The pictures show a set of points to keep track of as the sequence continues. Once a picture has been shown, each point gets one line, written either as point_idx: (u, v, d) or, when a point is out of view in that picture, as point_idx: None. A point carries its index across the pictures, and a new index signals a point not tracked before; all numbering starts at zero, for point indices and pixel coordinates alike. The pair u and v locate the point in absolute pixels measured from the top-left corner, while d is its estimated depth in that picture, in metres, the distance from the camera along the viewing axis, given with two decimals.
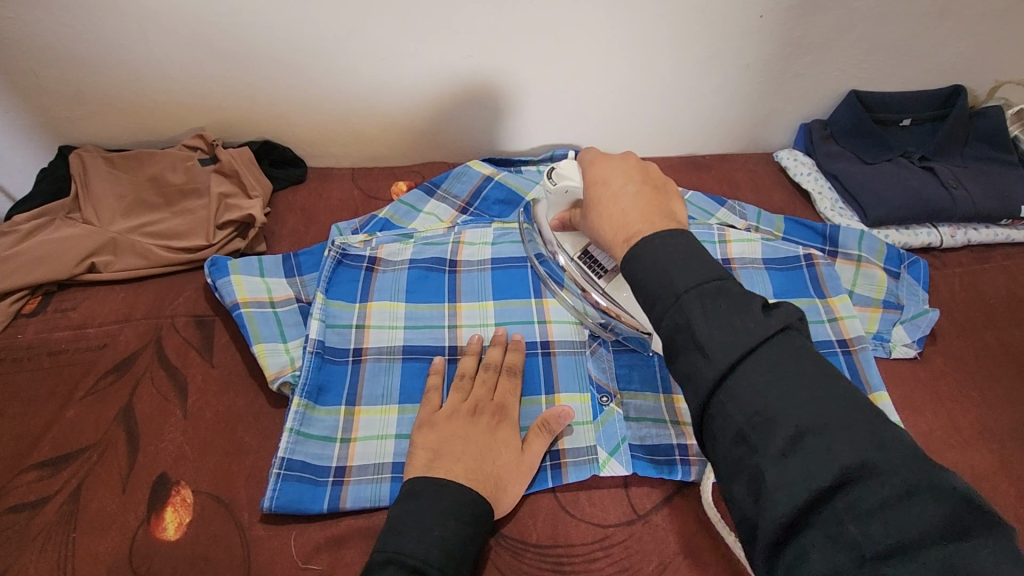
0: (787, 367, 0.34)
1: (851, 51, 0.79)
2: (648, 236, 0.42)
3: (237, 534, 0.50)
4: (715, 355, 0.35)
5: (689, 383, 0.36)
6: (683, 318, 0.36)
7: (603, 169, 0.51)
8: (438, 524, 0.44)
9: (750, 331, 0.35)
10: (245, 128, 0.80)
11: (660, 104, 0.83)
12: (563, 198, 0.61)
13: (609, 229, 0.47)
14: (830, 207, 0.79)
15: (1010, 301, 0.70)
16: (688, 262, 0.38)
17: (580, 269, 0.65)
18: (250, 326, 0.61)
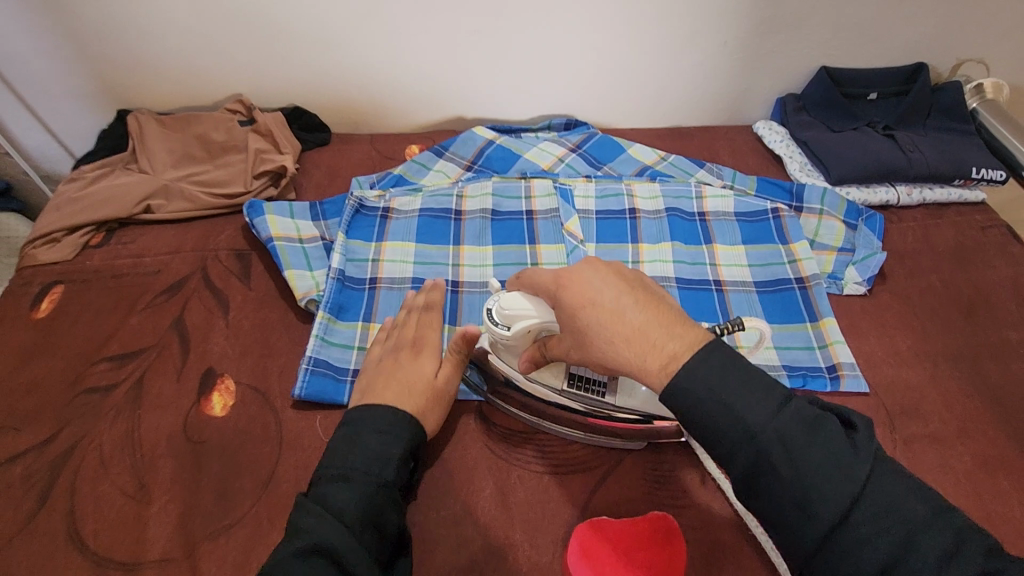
0: (888, 509, 0.38)
1: (819, 30, 0.87)
2: (692, 363, 0.42)
3: (271, 415, 0.60)
4: (816, 502, 0.39)
5: (794, 530, 0.40)
6: (769, 464, 0.40)
7: (586, 287, 0.46)
8: (362, 440, 0.49)
9: (849, 477, 0.39)
10: (278, 95, 0.91)
11: (647, 79, 0.92)
12: (522, 339, 0.55)
13: (632, 355, 0.44)
14: (799, 168, 0.88)
15: (956, 250, 0.78)
16: (755, 394, 0.41)
17: (579, 401, 0.56)
18: (282, 255, 0.71)
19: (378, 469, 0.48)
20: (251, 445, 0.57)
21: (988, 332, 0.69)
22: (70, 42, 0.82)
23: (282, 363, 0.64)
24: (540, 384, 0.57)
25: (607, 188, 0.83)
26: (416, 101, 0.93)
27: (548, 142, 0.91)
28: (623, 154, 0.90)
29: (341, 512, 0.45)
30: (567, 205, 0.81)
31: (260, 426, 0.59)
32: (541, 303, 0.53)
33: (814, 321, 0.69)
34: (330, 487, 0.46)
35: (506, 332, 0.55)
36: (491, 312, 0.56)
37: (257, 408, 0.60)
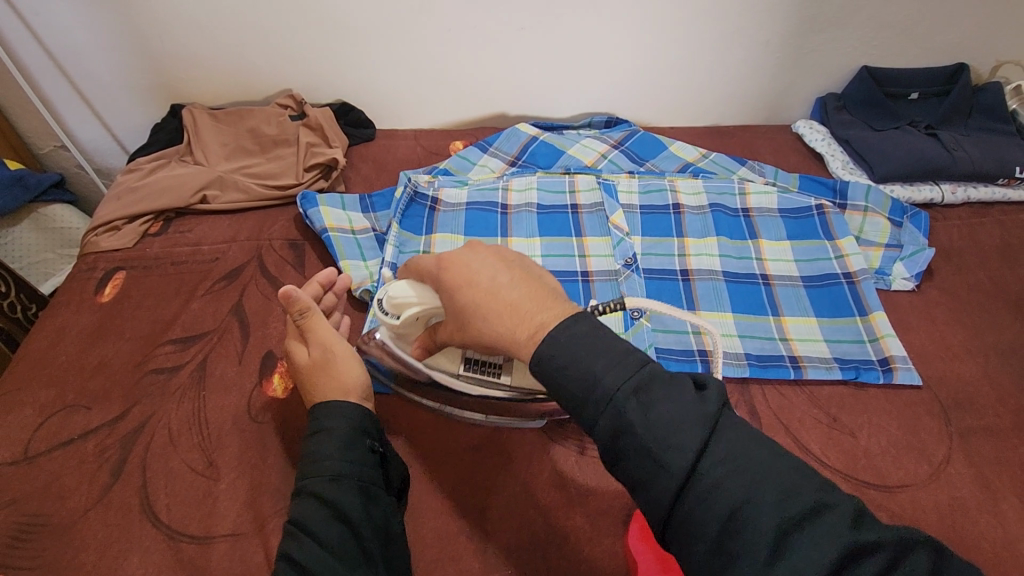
0: (738, 459, 0.36)
1: (862, 29, 0.88)
2: (557, 335, 0.41)
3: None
4: (666, 454, 0.36)
5: (648, 487, 0.37)
6: (623, 421, 0.38)
7: (467, 263, 0.47)
8: (325, 451, 0.47)
9: (696, 429, 0.37)
10: (327, 91, 0.93)
11: (687, 77, 0.93)
12: (411, 327, 0.55)
13: (506, 325, 0.44)
14: (841, 166, 0.88)
15: (1003, 248, 0.78)
16: (608, 351, 0.40)
17: (476, 386, 0.56)
18: (337, 246, 0.73)
19: (349, 480, 0.46)
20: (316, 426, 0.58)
21: None
22: (131, 38, 0.85)
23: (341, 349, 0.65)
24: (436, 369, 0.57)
25: (651, 184, 0.85)
26: (460, 98, 0.95)
27: (590, 139, 0.92)
28: (665, 151, 0.91)
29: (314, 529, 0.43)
30: (611, 199, 0.83)
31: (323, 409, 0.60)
32: (422, 290, 0.53)
33: (864, 315, 0.70)
34: (296, 503, 0.45)
35: (394, 321, 0.54)
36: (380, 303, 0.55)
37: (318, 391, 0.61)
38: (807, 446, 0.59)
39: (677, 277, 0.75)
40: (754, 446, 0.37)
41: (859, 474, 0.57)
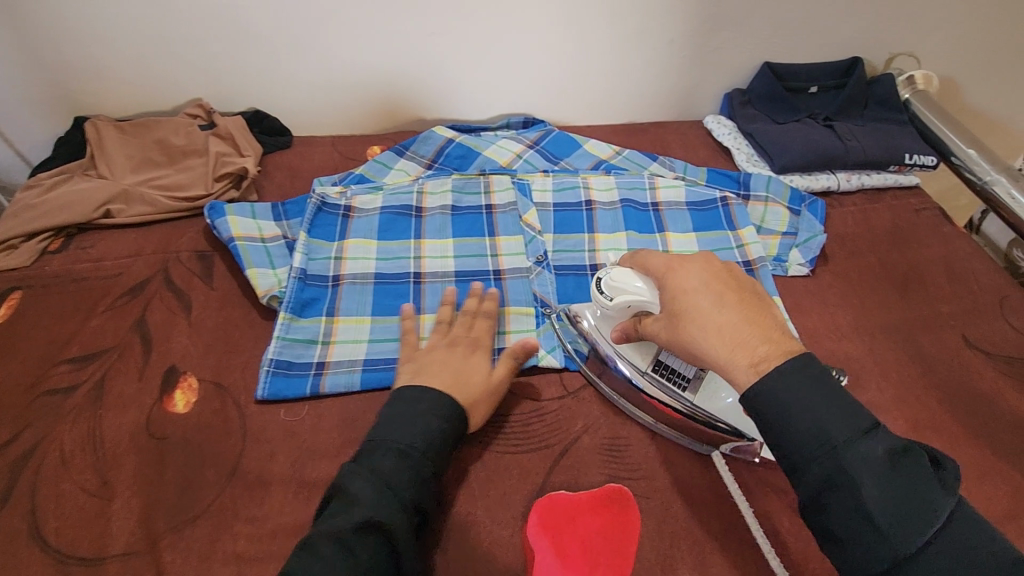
0: (966, 540, 0.40)
1: (760, 27, 0.92)
2: (781, 367, 0.45)
3: (467, 366, 0.60)
4: (888, 528, 0.40)
5: (854, 546, 0.41)
6: (846, 479, 0.41)
7: (687, 278, 0.52)
8: (422, 418, 0.53)
9: (932, 505, 0.40)
10: (238, 99, 0.92)
11: (600, 77, 0.96)
12: (623, 311, 0.61)
13: (721, 347, 0.48)
14: (746, 159, 0.92)
15: (893, 231, 0.83)
16: (844, 411, 0.43)
17: (656, 387, 0.60)
18: (243, 255, 0.72)
19: (430, 448, 0.52)
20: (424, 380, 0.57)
21: (922, 305, 0.73)
22: (23, 49, 0.82)
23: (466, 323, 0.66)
24: (626, 360, 0.62)
25: (564, 182, 0.86)
26: (376, 104, 0.95)
27: (507, 139, 0.94)
28: (579, 149, 0.93)
29: (386, 478, 0.49)
30: (524, 198, 0.85)
31: (481, 375, 0.60)
32: (651, 287, 0.59)
33: None
34: (378, 462, 0.50)
35: (609, 302, 0.61)
36: (601, 282, 0.62)
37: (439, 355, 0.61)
38: None
39: (586, 272, 0.78)
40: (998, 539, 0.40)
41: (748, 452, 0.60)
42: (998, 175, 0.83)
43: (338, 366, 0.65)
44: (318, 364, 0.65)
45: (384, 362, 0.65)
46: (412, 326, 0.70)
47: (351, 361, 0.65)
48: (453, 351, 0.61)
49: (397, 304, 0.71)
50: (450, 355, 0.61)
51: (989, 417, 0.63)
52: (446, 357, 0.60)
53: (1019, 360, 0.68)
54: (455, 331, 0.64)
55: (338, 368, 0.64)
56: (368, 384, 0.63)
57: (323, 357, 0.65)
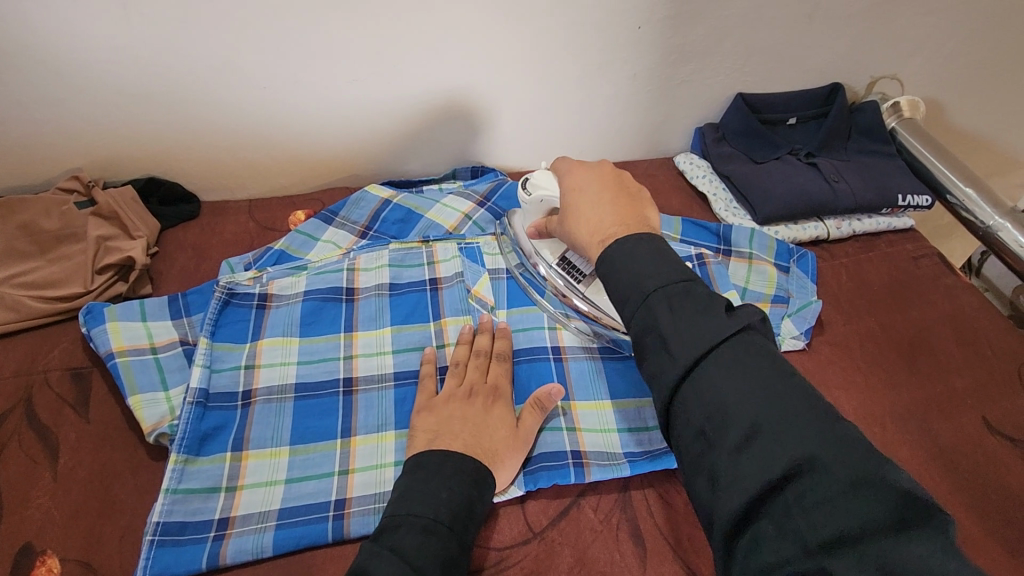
0: (755, 375, 0.39)
1: (732, 56, 0.81)
2: (627, 238, 0.49)
3: (490, 420, 0.55)
4: (678, 351, 0.41)
5: (658, 378, 0.42)
6: (651, 318, 0.43)
7: (579, 179, 0.60)
8: (443, 487, 0.48)
9: (718, 337, 0.40)
10: (128, 166, 0.77)
11: (554, 117, 0.84)
12: (538, 207, 0.66)
13: (586, 234, 0.56)
14: (724, 207, 0.81)
15: (892, 286, 0.73)
16: (658, 268, 0.46)
17: (560, 275, 0.69)
18: (125, 376, 0.58)
19: (457, 521, 0.46)
20: (442, 444, 0.52)
21: (935, 381, 0.64)
22: None
23: (479, 365, 0.61)
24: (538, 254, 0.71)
25: None
26: (297, 160, 0.82)
27: (453, 195, 0.81)
28: None
29: (411, 560, 0.42)
30: (475, 265, 0.73)
31: (506, 428, 0.55)
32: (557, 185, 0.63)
33: None
34: (393, 535, 0.44)
35: (527, 197, 0.66)
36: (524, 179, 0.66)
37: (458, 407, 0.56)
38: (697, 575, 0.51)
39: (549, 356, 0.65)
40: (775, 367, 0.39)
41: None
42: (1002, 219, 0.74)
43: (245, 523, 0.51)
44: (219, 522, 0.51)
45: (304, 512, 0.52)
46: (342, 454, 0.56)
47: (263, 513, 0.52)
48: (472, 402, 0.57)
49: (323, 426, 0.58)
50: (469, 407, 0.56)
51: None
52: (464, 409, 0.56)
53: None
54: (471, 377, 0.60)
55: (245, 527, 0.51)
56: (283, 547, 0.50)
57: (226, 512, 0.52)
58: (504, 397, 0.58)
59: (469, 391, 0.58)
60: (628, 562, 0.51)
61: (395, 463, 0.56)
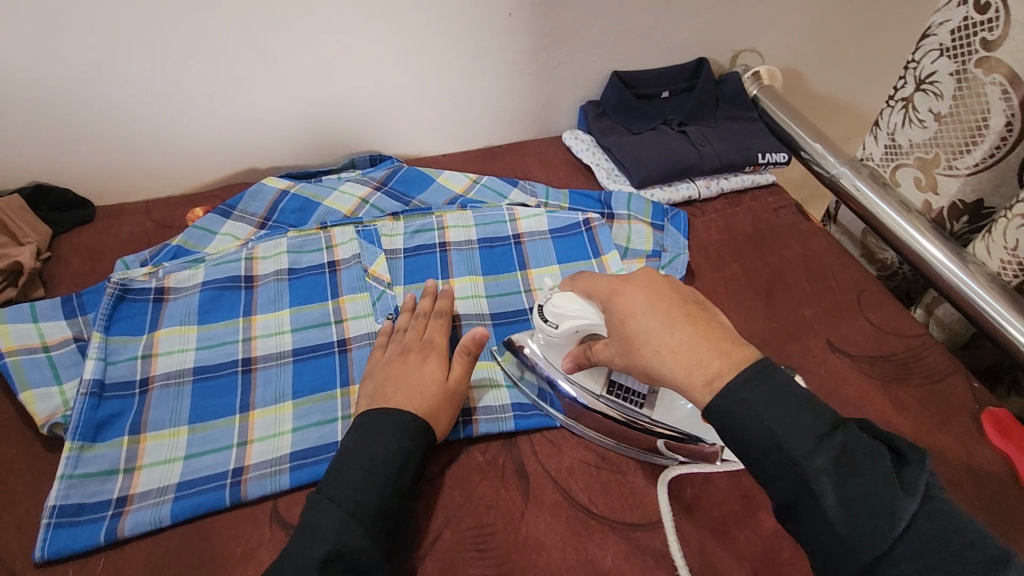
0: (935, 535, 0.38)
1: (601, 38, 0.88)
2: (732, 383, 0.42)
3: (422, 375, 0.58)
4: (847, 528, 0.39)
5: (825, 543, 0.40)
6: (811, 489, 0.40)
7: (632, 300, 0.48)
8: (381, 446, 0.52)
9: (898, 507, 0.38)
10: (11, 173, 0.76)
11: (446, 103, 0.89)
12: (569, 338, 0.58)
13: (676, 369, 0.44)
14: (606, 176, 0.88)
15: (755, 234, 0.82)
16: (804, 418, 0.41)
17: (613, 406, 0.58)
18: (15, 375, 0.59)
19: (392, 469, 0.51)
20: (377, 404, 0.56)
21: (787, 312, 0.72)
22: None
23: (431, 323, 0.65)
24: (576, 385, 0.60)
25: (416, 224, 0.80)
26: (192, 160, 0.83)
27: (351, 183, 0.85)
28: (433, 184, 0.86)
29: (347, 506, 0.48)
30: (371, 247, 0.77)
31: (436, 385, 0.58)
32: (597, 313, 0.55)
33: None
34: (331, 482, 0.49)
35: (553, 330, 0.58)
36: (540, 309, 0.59)
37: (394, 368, 0.60)
38: (574, 496, 0.56)
39: None
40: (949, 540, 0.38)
41: (625, 518, 0.55)
42: (844, 167, 0.82)
43: (144, 499, 0.54)
44: (118, 499, 0.53)
45: (203, 482, 0.55)
46: (242, 427, 0.59)
47: (162, 487, 0.54)
48: (405, 361, 0.60)
49: (222, 404, 0.61)
50: (404, 365, 0.60)
51: None
52: (399, 368, 0.59)
53: (881, 358, 0.67)
54: (409, 338, 0.63)
55: (143, 502, 0.53)
56: (181, 516, 0.52)
57: (126, 489, 0.54)
58: (437, 349, 0.62)
59: (404, 351, 0.61)
60: (510, 493, 0.56)
61: (292, 430, 0.59)
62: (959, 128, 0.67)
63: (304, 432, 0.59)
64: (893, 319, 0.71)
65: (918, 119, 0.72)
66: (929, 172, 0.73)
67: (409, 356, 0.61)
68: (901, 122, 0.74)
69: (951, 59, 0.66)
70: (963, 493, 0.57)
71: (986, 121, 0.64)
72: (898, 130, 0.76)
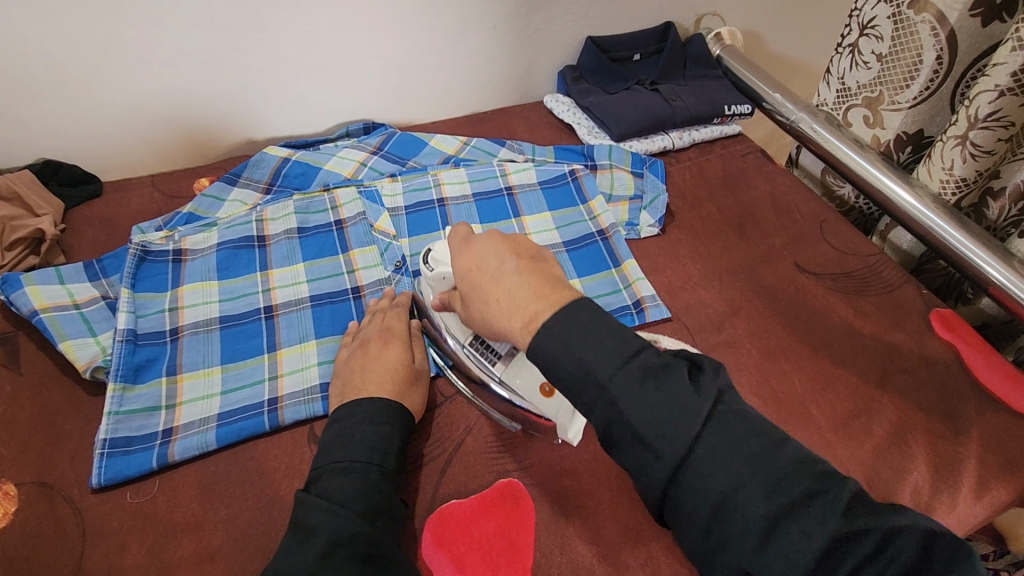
0: (729, 430, 0.42)
1: (575, 4, 0.94)
2: (548, 324, 0.45)
3: (385, 358, 0.60)
4: (659, 444, 0.42)
5: (646, 469, 0.43)
6: (615, 401, 0.43)
7: (473, 253, 0.52)
8: (360, 431, 0.54)
9: (695, 410, 0.42)
10: (19, 150, 0.79)
11: (432, 70, 0.94)
12: (440, 283, 0.59)
13: (503, 316, 0.48)
14: (587, 132, 0.94)
15: (725, 178, 0.89)
16: (610, 342, 0.44)
17: (471, 358, 0.60)
18: (52, 328, 0.62)
19: (378, 455, 0.53)
20: (362, 392, 0.58)
21: (758, 242, 0.80)
22: None
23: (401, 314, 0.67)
24: (451, 335, 0.62)
25: (415, 183, 0.85)
26: (193, 134, 0.87)
27: (348, 149, 0.89)
28: (426, 147, 0.91)
29: (337, 501, 0.49)
30: (374, 205, 0.81)
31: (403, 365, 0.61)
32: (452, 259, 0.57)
33: (618, 266, 0.76)
34: (320, 483, 0.51)
35: (427, 273, 0.60)
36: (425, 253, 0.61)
37: (354, 359, 0.61)
38: None
39: None
40: (740, 445, 0.41)
41: None
42: (802, 113, 0.90)
43: (188, 429, 0.58)
44: (164, 430, 0.58)
45: (241, 412, 0.59)
46: (271, 364, 0.64)
47: (203, 419, 0.59)
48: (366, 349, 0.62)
49: (250, 346, 0.65)
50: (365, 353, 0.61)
51: (824, 330, 0.70)
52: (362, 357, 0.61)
53: (843, 275, 0.76)
54: (366, 330, 0.65)
55: (188, 431, 0.58)
56: (225, 440, 0.57)
57: (170, 422, 0.59)
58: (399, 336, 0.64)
59: (361, 341, 0.63)
60: None
61: (318, 363, 0.64)
62: (898, 66, 0.75)
63: (330, 364, 0.64)
64: (853, 242, 0.79)
65: (863, 62, 0.80)
66: (875, 109, 0.82)
67: (371, 343, 0.62)
68: (849, 66, 0.83)
69: (886, 4, 0.74)
70: (917, 377, 0.65)
71: (920, 56, 0.72)
72: (847, 74, 0.84)
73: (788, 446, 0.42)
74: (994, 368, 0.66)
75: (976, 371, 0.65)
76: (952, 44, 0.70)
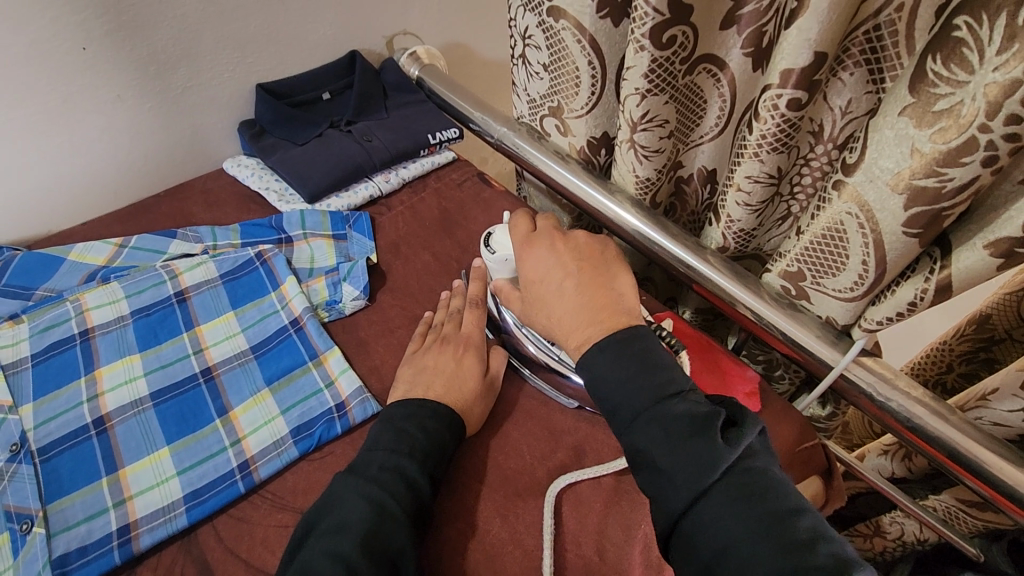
0: (745, 487, 0.41)
1: (222, 53, 0.79)
2: (595, 353, 0.49)
3: (462, 372, 0.60)
4: (674, 477, 0.43)
5: (662, 498, 0.44)
6: (644, 431, 0.45)
7: (537, 262, 0.57)
8: (349, 515, 0.47)
9: (716, 461, 0.42)
10: None
11: (54, 163, 0.75)
12: (502, 266, 0.63)
13: (559, 329, 0.54)
14: (278, 196, 0.81)
15: (442, 216, 0.81)
16: (650, 378, 0.47)
17: (534, 342, 0.62)
18: None
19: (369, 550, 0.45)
20: None
21: None
22: None
23: (453, 320, 0.66)
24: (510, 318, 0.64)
25: (44, 320, 0.65)
26: None
27: None
28: (63, 265, 0.70)
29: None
30: None
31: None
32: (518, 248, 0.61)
33: (317, 359, 0.64)
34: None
35: (491, 256, 0.63)
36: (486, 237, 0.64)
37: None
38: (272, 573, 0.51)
39: (87, 434, 0.58)
40: (756, 503, 0.41)
41: None
42: (504, 129, 0.83)
43: None
44: None
45: None
46: None
47: None
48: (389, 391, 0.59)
49: None
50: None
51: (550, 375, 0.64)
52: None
53: None
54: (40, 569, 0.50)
55: None
56: None
57: None
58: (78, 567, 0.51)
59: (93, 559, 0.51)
60: None
61: None
62: (563, 75, 0.71)
63: None
64: None
65: (535, 72, 0.75)
66: (561, 118, 0.77)
67: (450, 351, 0.62)
68: (526, 76, 0.77)
69: (532, 13, 0.68)
70: None
71: (576, 64, 0.68)
72: (528, 86, 0.79)
73: (809, 525, 0.40)
74: (709, 366, 0.64)
75: (697, 375, 0.63)
76: (596, 48, 0.66)
